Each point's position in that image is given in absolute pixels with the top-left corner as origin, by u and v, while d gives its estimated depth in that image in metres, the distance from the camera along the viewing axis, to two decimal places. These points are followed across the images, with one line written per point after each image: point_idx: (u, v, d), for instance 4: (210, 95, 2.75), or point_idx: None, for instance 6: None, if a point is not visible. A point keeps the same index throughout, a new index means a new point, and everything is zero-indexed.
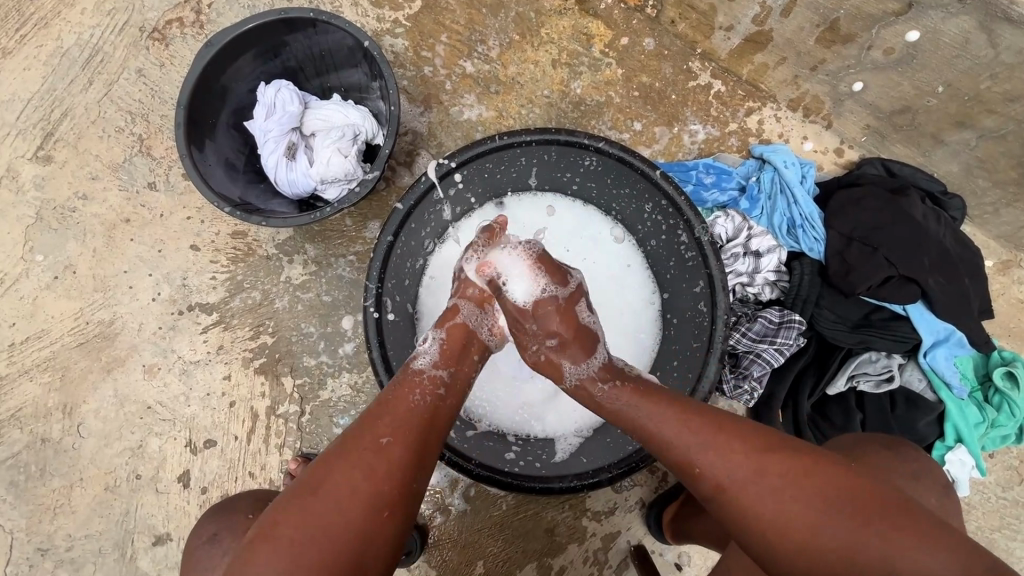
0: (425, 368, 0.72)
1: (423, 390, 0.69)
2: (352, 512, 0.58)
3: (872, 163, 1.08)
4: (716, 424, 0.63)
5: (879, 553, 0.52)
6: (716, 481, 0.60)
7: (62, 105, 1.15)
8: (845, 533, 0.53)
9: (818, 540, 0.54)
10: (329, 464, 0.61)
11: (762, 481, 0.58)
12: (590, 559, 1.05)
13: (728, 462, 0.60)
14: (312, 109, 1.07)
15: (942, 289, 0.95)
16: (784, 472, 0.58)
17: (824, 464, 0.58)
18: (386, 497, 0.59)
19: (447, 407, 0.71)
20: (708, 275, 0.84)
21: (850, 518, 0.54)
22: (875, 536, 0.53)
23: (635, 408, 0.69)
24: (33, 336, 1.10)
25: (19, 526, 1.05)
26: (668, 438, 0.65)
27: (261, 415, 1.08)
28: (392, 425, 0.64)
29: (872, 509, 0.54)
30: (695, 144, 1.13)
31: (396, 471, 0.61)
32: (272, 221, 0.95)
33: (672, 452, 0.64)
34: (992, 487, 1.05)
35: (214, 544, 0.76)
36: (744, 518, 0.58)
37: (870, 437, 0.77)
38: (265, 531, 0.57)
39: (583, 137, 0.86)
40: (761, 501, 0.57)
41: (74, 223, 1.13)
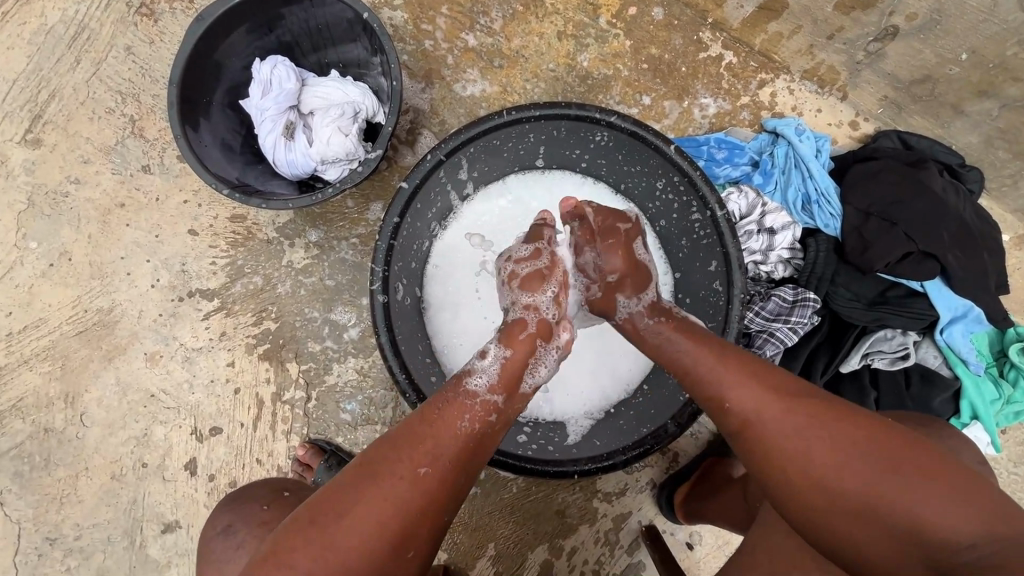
0: (478, 391, 0.69)
1: (469, 416, 0.66)
2: (376, 547, 0.55)
3: (888, 136, 1.05)
4: (750, 366, 0.64)
5: (898, 497, 0.50)
6: (741, 417, 0.61)
7: (49, 85, 1.11)
8: (865, 471, 0.52)
9: (838, 481, 0.53)
10: (358, 487, 0.58)
11: (789, 416, 0.58)
12: (600, 539, 1.05)
13: (757, 395, 0.60)
14: (309, 86, 1.03)
15: (961, 264, 0.93)
16: (815, 412, 0.57)
17: (858, 414, 0.57)
18: (411, 534, 0.57)
19: (490, 438, 0.68)
20: (724, 253, 0.82)
21: (876, 463, 0.52)
22: (901, 483, 0.51)
23: (675, 342, 0.71)
24: (31, 325, 1.07)
25: (25, 517, 1.04)
26: (702, 370, 0.66)
27: (266, 401, 1.06)
28: (433, 453, 0.61)
29: (902, 456, 0.52)
30: (706, 118, 1.10)
31: (429, 509, 0.59)
32: (272, 204, 0.92)
33: (702, 385, 0.65)
34: (1004, 463, 1.05)
35: (228, 537, 0.75)
36: (765, 444, 0.58)
37: (910, 419, 0.77)
38: (277, 555, 0.55)
39: (594, 112, 0.83)
40: (784, 440, 0.57)
41: (67, 209, 1.10)
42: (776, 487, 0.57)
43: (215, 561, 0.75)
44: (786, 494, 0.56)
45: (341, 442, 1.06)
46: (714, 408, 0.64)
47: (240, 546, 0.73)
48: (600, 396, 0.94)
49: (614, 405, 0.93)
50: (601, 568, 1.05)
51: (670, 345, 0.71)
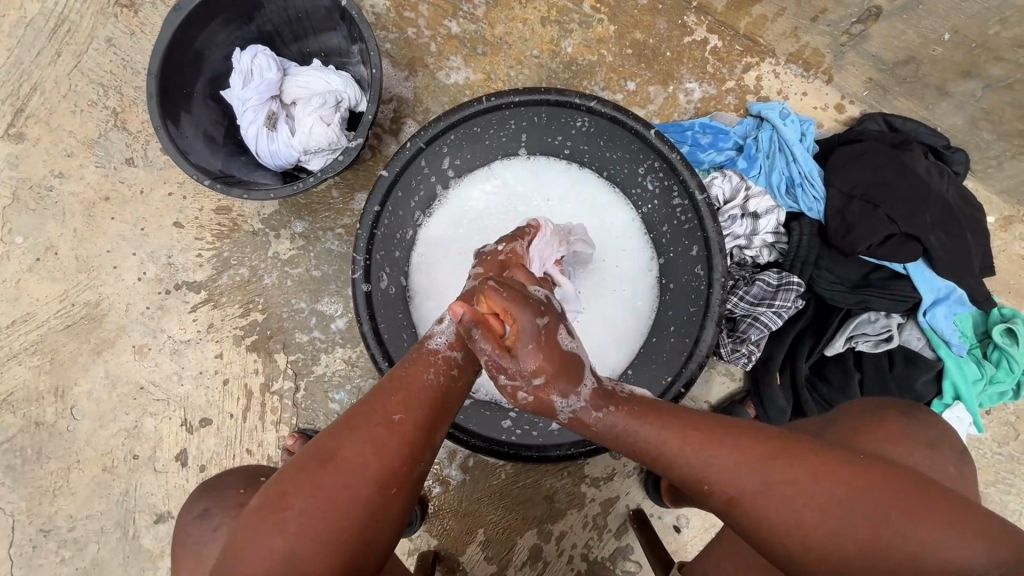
0: (440, 348, 0.65)
1: (438, 368, 0.64)
2: (362, 490, 0.56)
3: (873, 119, 1.05)
4: (722, 430, 0.58)
5: (902, 542, 0.52)
6: (730, 494, 0.56)
7: (31, 79, 1.10)
8: (871, 529, 0.52)
9: (845, 543, 0.53)
10: (341, 436, 0.58)
11: (779, 494, 0.54)
12: (589, 523, 1.06)
13: (742, 477, 0.55)
14: (291, 77, 1.02)
15: (944, 246, 0.93)
16: (802, 478, 0.54)
17: (845, 466, 0.55)
18: (394, 475, 0.58)
19: (460, 390, 0.65)
20: (705, 238, 0.82)
21: (876, 517, 0.53)
22: (903, 531, 0.52)
23: (638, 428, 0.58)
24: (20, 320, 1.08)
25: (19, 509, 1.05)
26: (672, 462, 0.57)
27: (255, 392, 1.07)
28: (405, 401, 0.61)
29: (900, 498, 0.53)
30: (691, 103, 1.10)
31: (408, 450, 0.59)
32: (254, 194, 0.92)
33: (679, 466, 0.57)
34: (988, 443, 1.06)
35: (204, 521, 0.75)
36: (763, 527, 0.55)
37: (887, 401, 0.74)
38: (271, 502, 0.56)
39: (574, 97, 0.82)
40: (784, 518, 0.54)
41: (51, 203, 1.10)
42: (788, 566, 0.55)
43: (189, 544, 0.75)
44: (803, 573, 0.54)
45: None
46: (695, 489, 0.58)
47: (217, 528, 0.74)
48: None
49: None
50: (590, 552, 1.06)
51: (625, 433, 0.59)
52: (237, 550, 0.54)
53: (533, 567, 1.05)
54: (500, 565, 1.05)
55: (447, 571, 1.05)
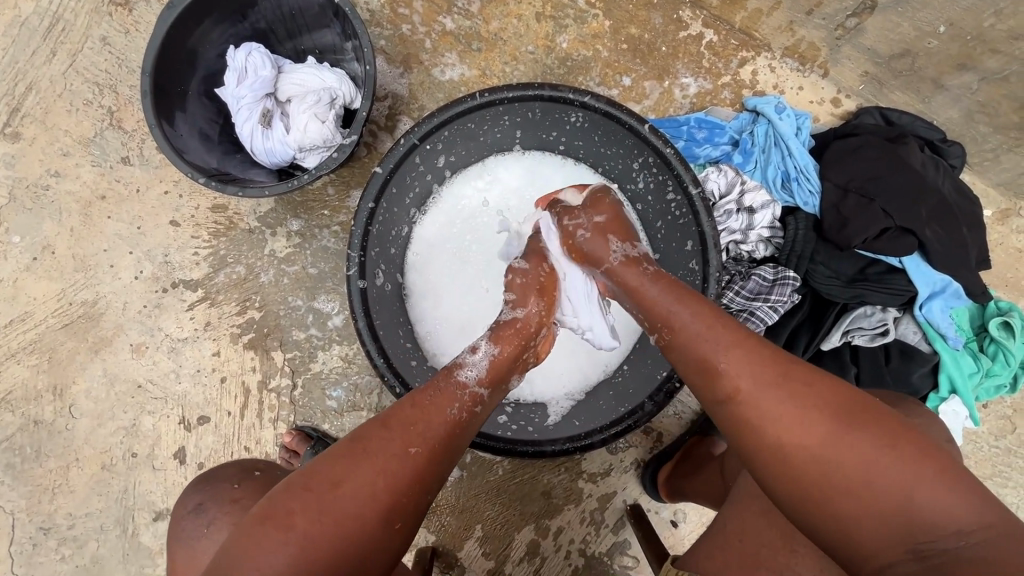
0: (468, 382, 0.68)
1: (462, 403, 0.67)
2: (370, 518, 0.56)
3: (869, 112, 1.04)
4: (743, 337, 0.62)
5: (883, 471, 0.50)
6: (734, 385, 0.59)
7: (26, 78, 1.10)
8: (853, 445, 0.52)
9: (828, 459, 0.52)
10: (352, 461, 0.58)
11: (776, 389, 0.57)
12: (586, 519, 1.06)
13: (746, 365, 0.59)
14: (285, 74, 1.02)
15: (940, 239, 0.93)
16: (803, 385, 0.56)
17: (850, 393, 0.56)
18: (401, 509, 0.58)
19: (476, 426, 0.68)
20: (700, 232, 0.82)
21: (870, 440, 0.52)
22: (894, 462, 0.50)
23: (665, 310, 0.67)
24: (17, 319, 1.08)
25: (19, 507, 1.06)
26: (691, 337, 0.64)
27: (253, 390, 1.07)
28: (423, 435, 0.62)
29: (896, 434, 0.52)
30: (687, 98, 1.09)
31: (419, 485, 0.60)
32: (249, 192, 0.92)
33: (696, 354, 0.63)
34: (984, 436, 1.06)
35: (198, 516, 0.76)
36: (750, 420, 0.57)
37: (879, 395, 0.78)
38: (275, 517, 0.55)
39: (567, 92, 0.82)
40: (771, 410, 0.56)
41: (48, 202, 1.10)
42: (764, 465, 0.56)
43: (183, 539, 0.76)
44: (775, 472, 0.55)
45: (328, 429, 1.07)
46: (704, 377, 0.62)
47: (212, 523, 0.75)
48: (581, 377, 0.95)
49: (593, 386, 0.94)
50: (587, 547, 1.06)
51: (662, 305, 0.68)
52: (234, 561, 0.53)
53: (531, 562, 1.05)
54: (498, 560, 1.05)
55: (445, 567, 1.05)
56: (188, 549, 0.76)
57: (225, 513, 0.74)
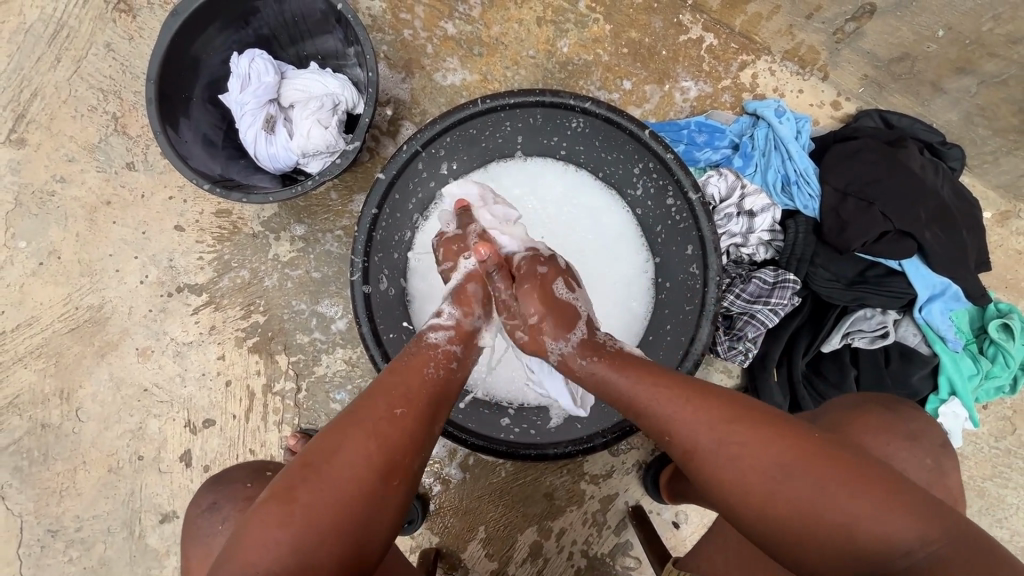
0: (438, 342, 0.73)
1: (438, 363, 0.70)
2: (371, 476, 0.58)
3: (869, 115, 1.05)
4: (689, 392, 0.62)
5: (840, 517, 0.51)
6: (686, 447, 0.59)
7: (31, 84, 1.11)
8: (807, 494, 0.53)
9: (783, 510, 0.53)
10: (343, 430, 0.60)
11: (727, 448, 0.57)
12: (588, 520, 1.07)
13: (696, 427, 0.59)
14: (288, 80, 1.03)
15: (939, 242, 0.94)
16: (752, 437, 0.57)
17: (794, 433, 0.56)
18: (398, 466, 0.59)
19: (458, 382, 0.71)
20: (700, 237, 0.82)
21: (817, 483, 0.53)
22: (843, 501, 0.52)
23: (614, 377, 0.67)
24: (24, 324, 1.09)
25: (27, 510, 1.07)
26: (641, 404, 0.64)
27: (257, 393, 1.08)
28: (406, 396, 0.64)
29: (844, 475, 0.53)
30: (687, 102, 1.10)
31: (411, 441, 0.61)
32: (253, 198, 0.92)
33: (648, 416, 0.63)
34: (984, 438, 1.06)
35: (213, 513, 0.76)
36: (711, 479, 0.57)
37: (871, 398, 0.76)
38: (279, 494, 0.56)
39: (568, 98, 0.83)
40: (727, 470, 0.56)
41: (54, 207, 1.11)
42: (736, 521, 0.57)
43: (200, 537, 0.76)
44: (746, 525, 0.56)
45: None
46: (659, 437, 0.62)
47: (227, 521, 0.75)
48: None
49: None
50: (590, 548, 1.07)
51: (609, 378, 0.68)
52: (245, 545, 0.53)
53: (533, 563, 1.06)
54: (501, 562, 1.06)
55: (448, 568, 1.06)
56: (203, 548, 0.75)
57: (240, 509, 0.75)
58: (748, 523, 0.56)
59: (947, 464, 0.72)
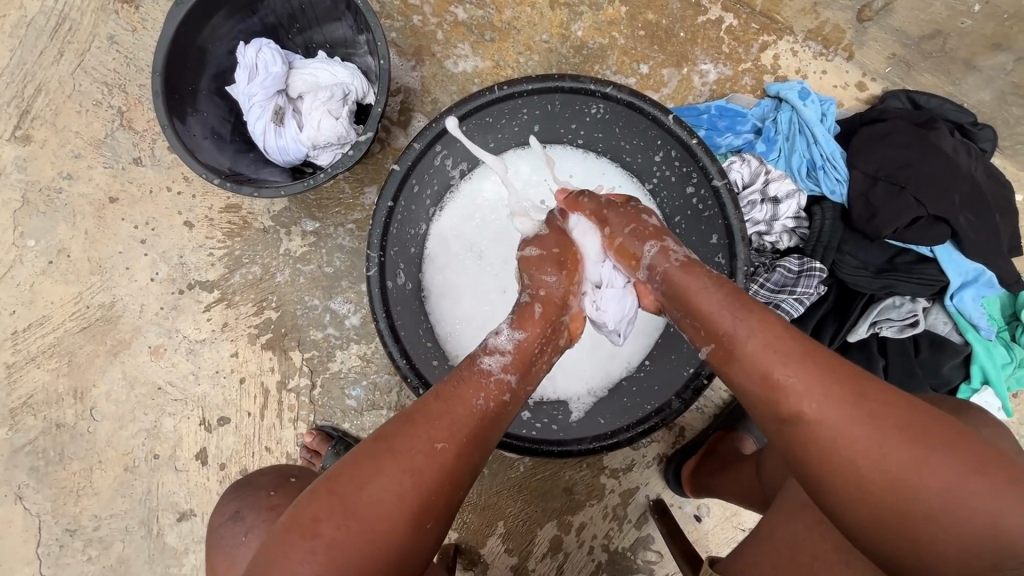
0: (493, 371, 0.65)
1: (488, 393, 0.63)
2: (399, 518, 0.55)
3: (896, 96, 1.01)
4: (807, 355, 0.57)
5: (978, 501, 0.48)
6: (802, 409, 0.54)
7: (34, 79, 1.09)
8: (944, 474, 0.49)
9: (917, 482, 0.49)
10: (376, 460, 0.57)
11: (857, 412, 0.52)
12: (609, 515, 1.06)
13: (824, 385, 0.54)
14: (296, 70, 1.00)
15: (972, 228, 0.91)
16: (885, 407, 0.52)
17: (929, 413, 0.53)
18: (431, 506, 0.56)
19: (506, 417, 0.65)
20: (727, 225, 0.79)
21: (949, 465, 0.49)
22: (976, 487, 0.49)
23: (717, 328, 0.61)
24: (35, 324, 1.08)
25: (45, 509, 1.06)
26: (752, 359, 0.58)
27: (272, 390, 1.07)
28: (448, 429, 0.59)
29: (984, 463, 0.50)
30: (706, 86, 1.06)
31: (448, 481, 0.58)
32: (264, 192, 0.90)
33: (761, 374, 0.57)
34: (1016, 427, 1.03)
35: (236, 522, 0.75)
36: (830, 445, 0.52)
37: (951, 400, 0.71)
38: (302, 524, 0.54)
39: (588, 83, 0.80)
40: (854, 433, 0.52)
41: (61, 205, 1.09)
42: (843, 492, 0.52)
43: (222, 546, 0.75)
44: (855, 498, 0.51)
45: (348, 428, 1.06)
46: (767, 397, 0.56)
47: (247, 532, 0.74)
48: (602, 374, 0.93)
49: (615, 382, 0.92)
50: (610, 542, 1.05)
51: (717, 327, 0.61)
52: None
53: (554, 558, 1.05)
54: (521, 557, 1.05)
55: (467, 563, 1.05)
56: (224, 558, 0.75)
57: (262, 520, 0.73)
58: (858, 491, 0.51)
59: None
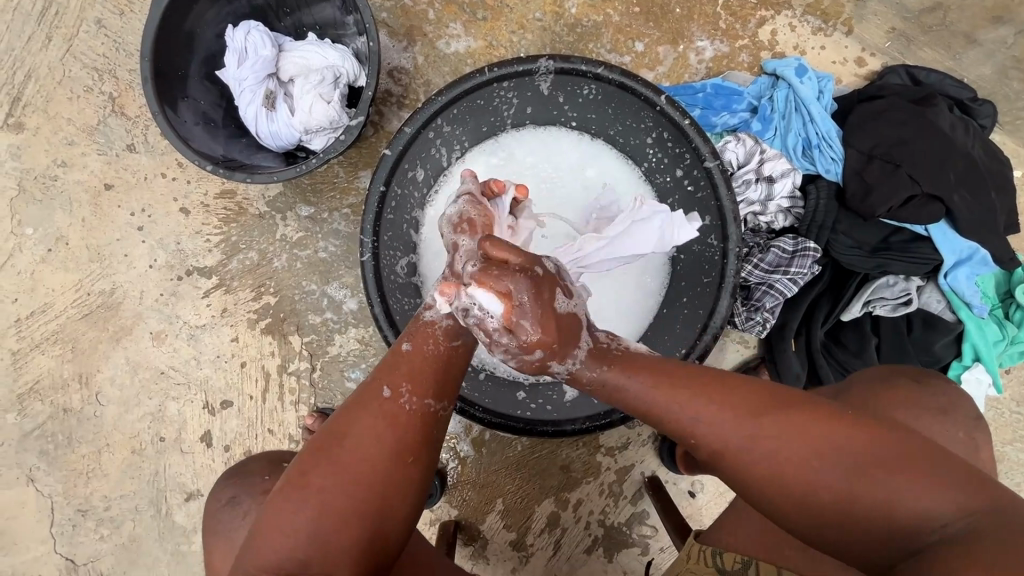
0: (437, 319, 0.65)
1: (439, 339, 0.64)
2: (380, 460, 0.56)
3: (895, 72, 1.00)
4: (708, 388, 0.57)
5: (880, 496, 0.49)
6: (711, 448, 0.55)
7: (24, 66, 1.08)
8: (840, 475, 0.50)
9: (823, 493, 0.50)
10: (351, 415, 0.58)
11: (753, 438, 0.53)
12: (604, 491, 1.08)
13: (722, 421, 0.55)
14: (286, 53, 0.99)
15: (967, 206, 0.90)
16: (782, 427, 0.53)
17: (826, 420, 0.53)
18: (411, 445, 0.58)
19: (465, 356, 0.66)
20: (719, 206, 0.80)
21: (845, 467, 0.50)
22: (876, 485, 0.49)
23: (626, 382, 0.60)
24: (38, 311, 1.09)
25: (56, 491, 1.09)
26: (659, 411, 0.58)
27: (273, 374, 1.08)
28: (410, 377, 0.61)
29: (884, 458, 0.50)
30: (702, 63, 1.05)
31: (421, 420, 0.59)
32: (258, 178, 0.90)
33: (667, 420, 0.58)
34: (1006, 403, 1.05)
35: (234, 506, 0.77)
36: (741, 472, 0.54)
37: (898, 369, 0.74)
38: (293, 479, 0.56)
39: (579, 63, 0.80)
40: (757, 461, 0.53)
41: (57, 192, 1.10)
42: (761, 505, 0.54)
43: (221, 528, 0.77)
44: (772, 506, 0.53)
45: None
46: (681, 439, 0.57)
47: (246, 514, 0.76)
48: None
49: None
50: (606, 518, 1.08)
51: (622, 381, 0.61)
52: (268, 533, 0.54)
53: (552, 533, 1.08)
54: (520, 532, 1.08)
55: (468, 538, 1.08)
56: (225, 540, 0.77)
57: (256, 503, 0.75)
58: (775, 507, 0.53)
59: (980, 436, 0.70)
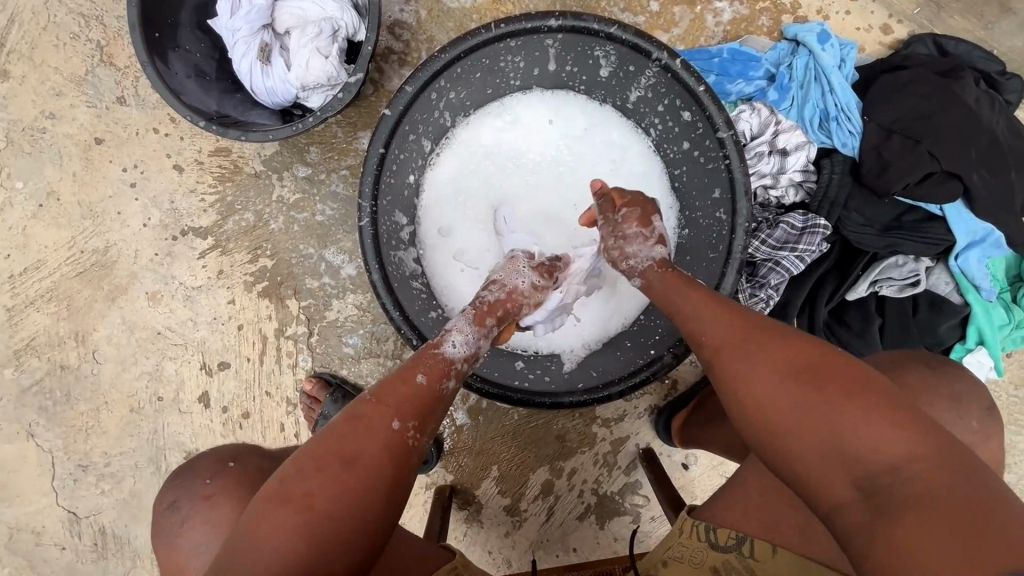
0: (456, 356, 0.67)
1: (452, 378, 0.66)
2: (375, 488, 0.56)
3: (922, 41, 0.95)
4: (730, 311, 0.62)
5: (839, 425, 0.49)
6: (710, 349, 0.60)
7: (6, 9, 1.03)
8: (808, 401, 0.51)
9: (784, 410, 0.52)
10: (356, 429, 0.57)
11: (748, 349, 0.57)
12: (598, 461, 1.09)
13: (726, 332, 0.60)
14: (282, 2, 0.94)
15: (986, 185, 0.87)
16: (783, 348, 0.56)
17: (820, 355, 0.54)
18: (403, 476, 0.58)
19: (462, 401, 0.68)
20: (730, 178, 0.77)
21: (815, 392, 0.51)
22: (839, 414, 0.50)
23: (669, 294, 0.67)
24: (31, 268, 1.08)
25: (57, 446, 1.10)
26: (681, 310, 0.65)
27: (270, 337, 1.08)
28: (414, 406, 0.61)
29: (859, 396, 0.50)
30: (720, 26, 1.00)
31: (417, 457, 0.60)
32: (252, 135, 0.87)
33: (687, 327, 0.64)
34: (1005, 386, 1.04)
35: (174, 514, 0.77)
36: (724, 381, 0.58)
37: (913, 355, 0.74)
38: (291, 493, 0.54)
39: (592, 22, 0.75)
40: (738, 369, 0.57)
41: (46, 145, 1.06)
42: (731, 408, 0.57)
43: (163, 534, 0.77)
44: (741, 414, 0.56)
45: (347, 374, 1.08)
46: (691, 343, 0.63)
47: (185, 521, 0.76)
48: (598, 328, 0.93)
49: (609, 337, 0.92)
50: (600, 487, 1.09)
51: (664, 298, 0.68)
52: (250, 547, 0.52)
53: (545, 500, 1.09)
54: (514, 498, 1.09)
55: (462, 504, 1.10)
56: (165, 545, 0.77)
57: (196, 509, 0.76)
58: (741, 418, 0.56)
59: (983, 419, 0.70)
